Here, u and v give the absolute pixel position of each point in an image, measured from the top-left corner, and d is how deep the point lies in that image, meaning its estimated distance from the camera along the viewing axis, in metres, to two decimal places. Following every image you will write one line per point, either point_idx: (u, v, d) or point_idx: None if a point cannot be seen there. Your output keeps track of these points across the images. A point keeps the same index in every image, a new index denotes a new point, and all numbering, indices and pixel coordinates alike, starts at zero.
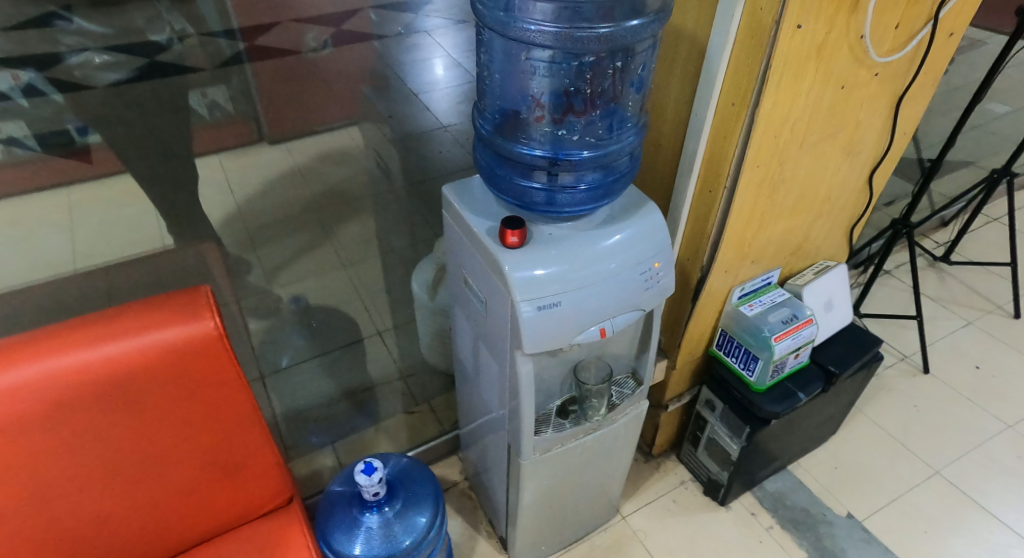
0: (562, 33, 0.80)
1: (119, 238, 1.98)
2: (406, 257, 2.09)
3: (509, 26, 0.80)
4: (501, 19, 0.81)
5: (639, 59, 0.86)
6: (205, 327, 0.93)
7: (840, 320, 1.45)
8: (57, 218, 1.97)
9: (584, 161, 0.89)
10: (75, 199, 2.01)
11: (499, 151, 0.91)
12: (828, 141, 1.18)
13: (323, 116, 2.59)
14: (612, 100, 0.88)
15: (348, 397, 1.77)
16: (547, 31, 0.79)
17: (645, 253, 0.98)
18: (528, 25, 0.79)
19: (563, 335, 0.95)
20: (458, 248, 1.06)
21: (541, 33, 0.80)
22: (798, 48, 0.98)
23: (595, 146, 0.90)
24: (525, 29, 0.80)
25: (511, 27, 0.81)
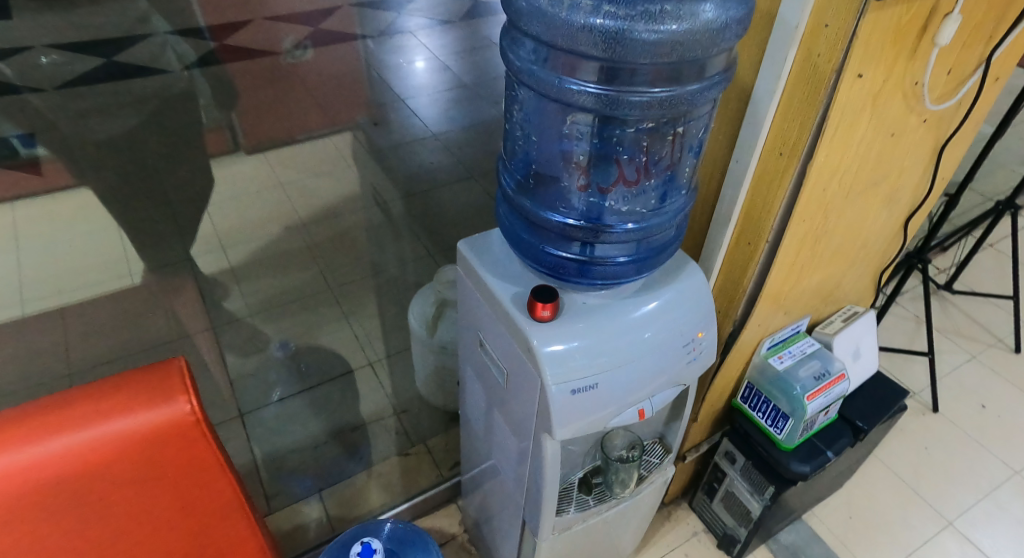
0: (608, 97, 0.66)
1: (82, 271, 1.93)
2: (396, 280, 1.95)
3: (548, 83, 0.67)
4: (537, 74, 0.67)
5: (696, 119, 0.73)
6: (180, 412, 0.81)
7: (866, 370, 1.38)
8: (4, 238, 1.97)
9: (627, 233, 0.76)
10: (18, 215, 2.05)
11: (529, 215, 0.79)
12: (872, 190, 1.08)
13: (304, 124, 2.44)
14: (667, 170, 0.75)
15: (335, 438, 1.59)
16: (591, 94, 0.66)
17: (688, 322, 0.88)
18: (568, 84, 0.66)
19: (598, 418, 0.84)
20: (472, 307, 0.95)
21: (583, 95, 0.66)
22: (855, 98, 0.88)
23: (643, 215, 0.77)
24: (565, 89, 0.66)
25: (548, 86, 0.67)
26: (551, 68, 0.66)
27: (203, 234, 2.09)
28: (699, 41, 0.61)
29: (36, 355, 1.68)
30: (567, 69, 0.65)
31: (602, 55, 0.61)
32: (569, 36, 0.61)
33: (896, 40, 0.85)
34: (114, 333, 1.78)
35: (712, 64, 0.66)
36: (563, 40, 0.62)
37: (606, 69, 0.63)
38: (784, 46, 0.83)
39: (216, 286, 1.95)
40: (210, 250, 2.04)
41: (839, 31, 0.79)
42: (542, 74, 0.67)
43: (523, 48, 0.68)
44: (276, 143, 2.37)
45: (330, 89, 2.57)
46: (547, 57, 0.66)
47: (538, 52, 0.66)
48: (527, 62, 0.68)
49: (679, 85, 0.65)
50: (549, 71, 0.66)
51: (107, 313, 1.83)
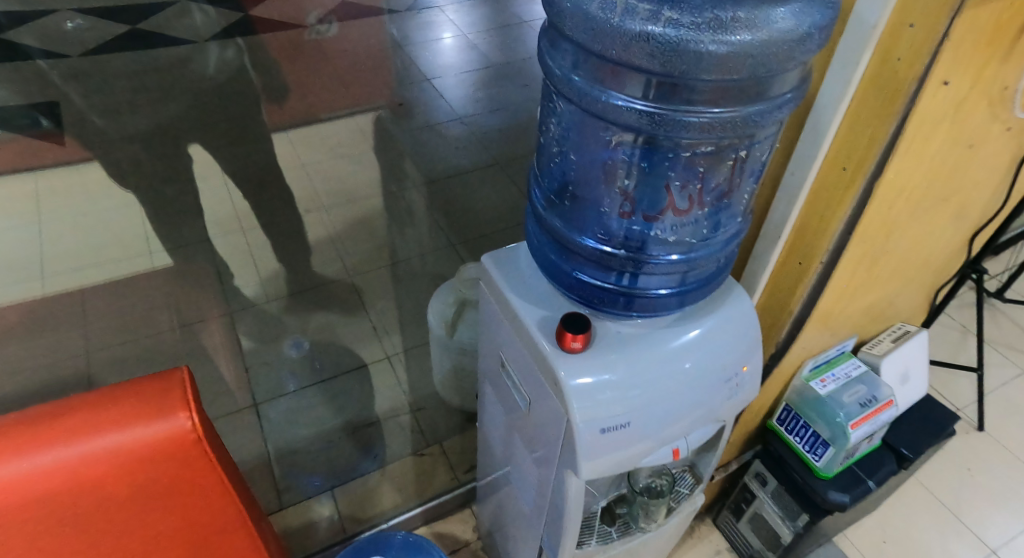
0: (658, 115, 0.58)
1: (99, 252, 1.93)
2: (416, 270, 1.88)
3: (590, 96, 0.59)
4: (580, 86, 0.60)
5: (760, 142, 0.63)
6: (177, 428, 0.76)
7: (914, 395, 1.32)
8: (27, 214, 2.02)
9: (672, 264, 0.68)
10: (40, 190, 2.09)
11: (561, 239, 0.71)
12: (940, 207, 0.99)
13: (327, 103, 2.37)
14: (724, 197, 0.66)
15: (349, 434, 1.52)
16: (637, 112, 0.58)
17: (732, 355, 0.80)
18: (613, 98, 0.58)
19: (628, 458, 0.77)
20: (493, 327, 0.88)
21: (629, 112, 0.58)
22: (936, 108, 0.78)
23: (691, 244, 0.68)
24: (614, 105, 0.58)
25: (591, 101, 0.60)
26: (596, 80, 0.58)
27: (221, 215, 2.04)
28: (774, 55, 0.53)
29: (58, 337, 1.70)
30: (612, 82, 0.57)
31: (659, 70, 0.53)
32: (621, 47, 0.53)
33: (988, 42, 0.75)
34: (130, 316, 1.76)
35: (780, 81, 0.58)
36: (614, 51, 0.54)
37: (662, 86, 0.55)
38: (858, 48, 0.73)
39: (233, 268, 1.90)
40: (227, 230, 2.01)
41: (925, 32, 0.70)
42: (585, 88, 0.59)
43: (564, 56, 0.61)
44: (298, 123, 2.32)
45: (354, 67, 2.50)
46: (591, 68, 0.59)
47: (581, 61, 0.59)
48: (568, 71, 0.61)
49: (746, 104, 0.57)
50: (592, 83, 0.59)
51: (124, 294, 1.82)
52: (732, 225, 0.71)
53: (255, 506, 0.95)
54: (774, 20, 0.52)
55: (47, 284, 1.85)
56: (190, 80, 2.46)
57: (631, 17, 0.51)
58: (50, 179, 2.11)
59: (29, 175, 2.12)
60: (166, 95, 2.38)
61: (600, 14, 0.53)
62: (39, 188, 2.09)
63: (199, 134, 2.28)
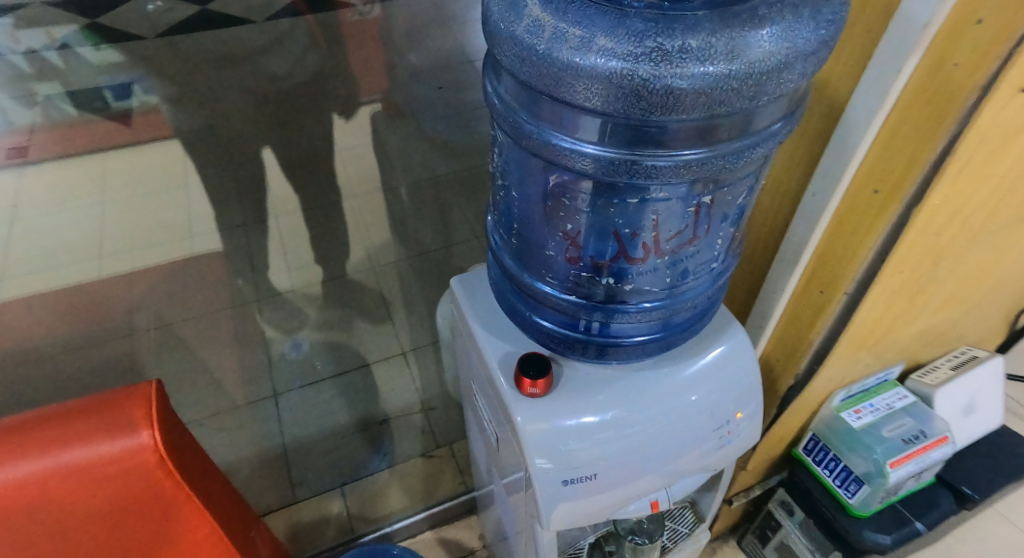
0: (610, 162, 0.47)
1: (145, 231, 1.92)
2: (439, 262, 1.83)
3: (530, 136, 0.49)
4: (516, 119, 0.50)
5: (740, 183, 0.53)
6: (140, 442, 0.74)
7: (982, 427, 1.16)
8: (89, 185, 2.02)
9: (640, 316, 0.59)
10: (109, 168, 2.09)
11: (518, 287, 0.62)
12: (1013, 229, 0.88)
13: (366, 88, 2.36)
14: (700, 246, 0.55)
15: (361, 430, 1.51)
16: (586, 158, 0.47)
17: (724, 400, 0.70)
18: (556, 140, 0.48)
19: (601, 512, 0.69)
20: (467, 355, 0.81)
21: (575, 157, 0.48)
22: (1001, 124, 0.68)
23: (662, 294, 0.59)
24: (553, 146, 0.49)
25: (532, 143, 0.50)
26: (532, 116, 0.49)
27: (256, 199, 2.04)
28: (744, 91, 0.43)
29: (93, 311, 1.72)
30: (554, 121, 0.47)
31: (604, 109, 0.43)
32: (551, 79, 0.44)
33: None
34: (170, 299, 1.76)
35: (761, 117, 0.47)
36: (546, 85, 0.45)
37: (606, 123, 0.46)
38: (905, 52, 0.62)
39: (262, 253, 1.89)
40: (260, 212, 2.00)
41: (994, 34, 0.59)
42: (522, 122, 0.50)
43: (500, 86, 0.52)
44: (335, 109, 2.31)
45: (397, 52, 2.48)
46: (529, 104, 0.49)
47: (514, 89, 0.49)
48: (506, 105, 0.51)
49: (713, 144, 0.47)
50: (531, 121, 0.49)
51: (155, 270, 1.82)
52: (717, 268, 0.60)
53: (242, 522, 0.92)
54: (740, 46, 0.41)
55: (106, 258, 1.86)
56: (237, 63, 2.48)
57: (559, 44, 0.42)
58: (118, 156, 2.12)
59: (99, 153, 2.12)
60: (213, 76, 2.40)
61: (526, 39, 0.44)
62: (106, 166, 2.09)
63: (240, 115, 2.28)
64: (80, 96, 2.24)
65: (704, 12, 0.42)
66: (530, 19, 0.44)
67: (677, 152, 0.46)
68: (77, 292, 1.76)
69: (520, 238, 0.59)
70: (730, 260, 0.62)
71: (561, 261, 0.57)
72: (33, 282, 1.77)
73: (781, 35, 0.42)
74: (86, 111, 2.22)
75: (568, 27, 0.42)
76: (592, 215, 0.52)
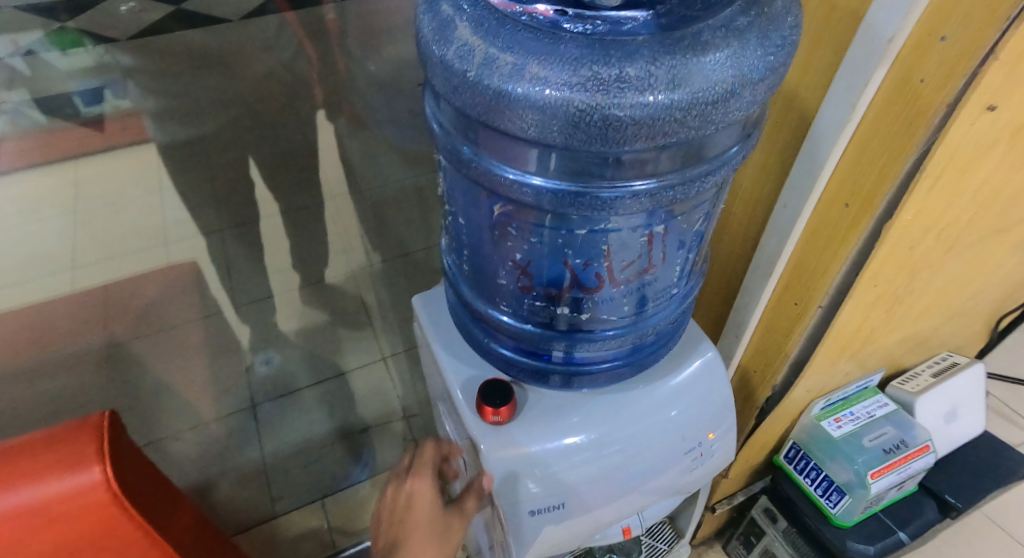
0: (554, 193, 0.46)
1: (122, 237, 1.89)
2: (420, 263, 1.79)
3: (473, 164, 0.48)
4: (458, 146, 0.49)
5: (698, 209, 0.51)
6: (92, 479, 0.65)
7: (962, 434, 1.19)
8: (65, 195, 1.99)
9: (599, 343, 0.58)
10: (82, 177, 2.05)
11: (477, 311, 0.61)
12: (988, 241, 0.93)
13: (347, 92, 2.35)
14: (659, 271, 0.54)
15: (341, 439, 1.47)
16: (530, 187, 0.46)
17: (695, 422, 0.68)
18: (499, 170, 0.47)
19: (572, 540, 0.67)
20: (430, 377, 0.78)
21: (519, 187, 0.46)
22: (974, 138, 0.68)
23: (619, 319, 0.58)
24: (494, 173, 0.47)
25: (475, 171, 0.48)
26: (474, 144, 0.47)
27: (229, 202, 1.98)
28: (688, 120, 0.40)
29: (65, 321, 1.68)
30: (495, 151, 0.46)
31: (541, 142, 0.42)
32: (484, 109, 0.42)
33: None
34: (145, 310, 1.71)
35: (712, 143, 0.45)
36: (482, 115, 0.43)
37: (546, 153, 0.44)
38: (870, 66, 0.61)
39: (238, 260, 1.83)
40: (235, 214, 1.95)
41: (959, 48, 0.58)
42: (461, 148, 0.48)
43: (441, 110, 0.50)
44: (310, 114, 2.27)
45: (378, 58, 2.50)
46: (470, 132, 0.47)
47: (452, 115, 0.48)
48: (448, 129, 0.50)
49: (662, 174, 0.45)
50: (473, 149, 0.48)
51: (128, 279, 1.78)
52: (677, 292, 0.59)
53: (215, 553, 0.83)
54: (683, 75, 0.39)
55: (80, 267, 1.81)
56: (211, 69, 2.44)
57: (489, 71, 0.40)
58: (92, 166, 2.07)
59: (71, 161, 2.10)
60: (188, 82, 2.38)
61: (455, 65, 0.42)
62: (82, 176, 2.05)
63: (217, 118, 2.24)
64: (51, 104, 2.29)
65: (644, 38, 0.40)
66: (460, 43, 0.42)
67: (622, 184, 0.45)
68: (50, 304, 1.71)
69: (474, 263, 0.58)
70: (694, 280, 0.61)
71: (514, 288, 0.56)
72: (10, 296, 1.72)
73: (727, 62, 0.40)
74: (56, 119, 2.23)
75: (499, 53, 0.40)
76: (540, 244, 0.51)
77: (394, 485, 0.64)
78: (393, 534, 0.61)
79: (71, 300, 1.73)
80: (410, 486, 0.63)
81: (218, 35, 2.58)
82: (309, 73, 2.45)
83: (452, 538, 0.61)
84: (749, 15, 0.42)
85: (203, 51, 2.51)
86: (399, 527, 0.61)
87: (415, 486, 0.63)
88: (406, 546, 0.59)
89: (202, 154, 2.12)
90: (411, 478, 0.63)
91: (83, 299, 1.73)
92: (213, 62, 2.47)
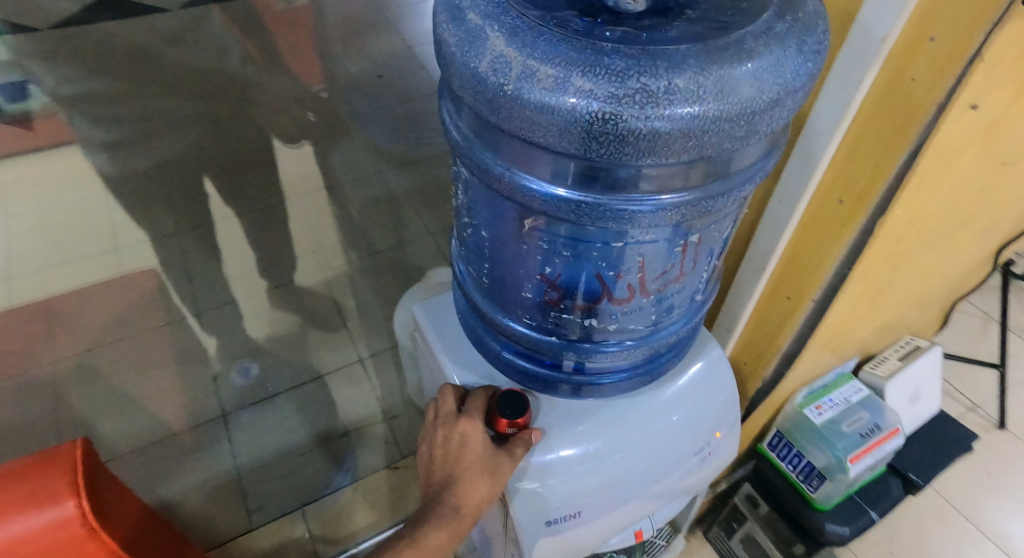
0: (584, 205, 0.45)
1: (66, 247, 1.80)
2: (391, 261, 1.76)
3: (499, 175, 0.47)
4: (483, 159, 0.47)
5: (723, 219, 0.52)
6: (65, 518, 0.59)
7: (925, 412, 1.25)
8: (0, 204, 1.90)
9: (617, 354, 0.58)
10: (12, 182, 1.96)
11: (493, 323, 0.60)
12: (956, 231, 0.97)
13: (304, 84, 2.28)
14: (681, 281, 0.54)
15: (319, 445, 1.44)
16: (560, 200, 0.45)
17: (703, 423, 0.69)
18: (526, 182, 0.45)
19: (585, 545, 0.67)
20: (433, 385, 0.77)
21: (547, 199, 0.45)
22: (959, 133, 0.70)
23: (637, 329, 0.58)
24: (520, 186, 0.46)
25: (500, 183, 0.47)
26: (499, 155, 0.46)
27: (185, 204, 1.91)
28: (728, 132, 0.40)
29: (12, 337, 1.59)
30: (524, 163, 0.45)
31: (579, 155, 0.41)
32: (520, 121, 0.41)
33: (1018, 63, 0.67)
34: (97, 322, 1.63)
35: (743, 154, 0.45)
36: (515, 128, 0.42)
37: (580, 166, 0.43)
38: (864, 66, 0.62)
39: (199, 263, 1.76)
40: (194, 217, 1.88)
41: (949, 50, 0.59)
42: (488, 161, 0.47)
43: (460, 118, 0.48)
44: (268, 111, 2.19)
45: (334, 50, 2.44)
46: (496, 143, 0.46)
47: (475, 125, 0.46)
48: (469, 139, 0.48)
49: (699, 185, 0.45)
50: (499, 160, 0.46)
51: (80, 290, 1.69)
52: (698, 299, 0.60)
53: None
54: (729, 85, 0.39)
55: (20, 279, 1.72)
56: (159, 69, 2.36)
57: (529, 84, 0.39)
58: (22, 170, 1.99)
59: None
60: (136, 88, 2.29)
61: (490, 77, 0.40)
62: (20, 184, 1.95)
63: (169, 119, 2.16)
64: None
65: (685, 47, 0.39)
66: (494, 53, 0.40)
67: (662, 196, 0.45)
68: None
69: (491, 276, 0.57)
70: (709, 288, 0.62)
71: (540, 301, 0.55)
72: None
73: (767, 72, 0.40)
74: None
75: (538, 65, 0.39)
76: (572, 258, 0.50)
77: (444, 426, 0.61)
78: (448, 474, 0.60)
79: (16, 314, 1.64)
80: (461, 429, 0.60)
81: (164, 33, 2.50)
82: (264, 67, 2.38)
83: (502, 477, 0.59)
84: (785, 22, 0.42)
85: (152, 52, 2.42)
86: (452, 469, 0.60)
87: (466, 428, 0.60)
88: (460, 481, 0.59)
89: (154, 155, 2.03)
90: (462, 420, 0.60)
91: (30, 313, 1.65)
92: (166, 66, 2.38)
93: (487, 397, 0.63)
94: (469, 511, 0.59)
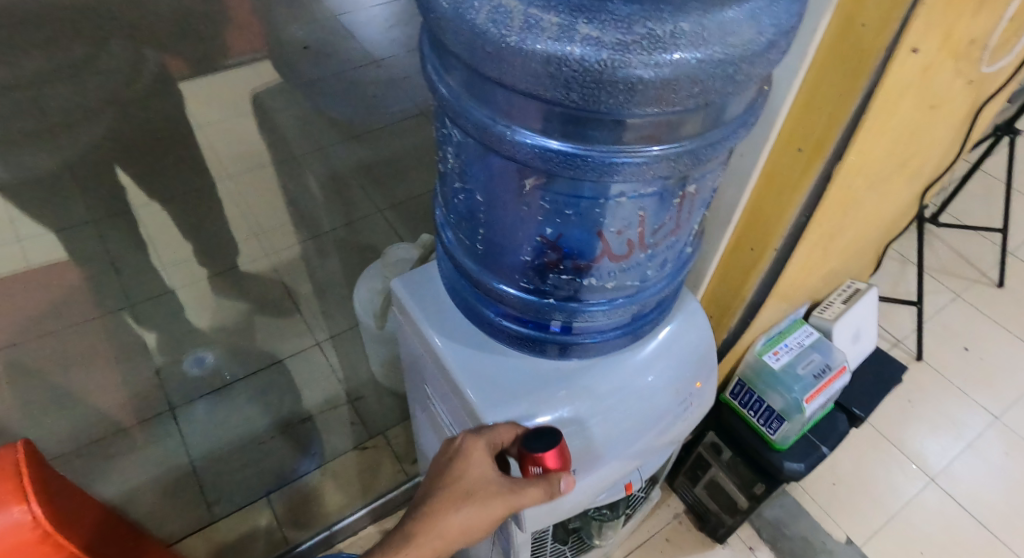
0: (583, 160, 0.45)
1: None
2: (339, 238, 1.70)
3: (493, 132, 0.46)
4: (477, 118, 0.46)
5: (709, 171, 0.53)
6: (10, 526, 0.54)
7: (865, 350, 1.33)
8: None
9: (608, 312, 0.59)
10: None
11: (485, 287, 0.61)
12: (893, 175, 1.02)
13: (224, 55, 2.14)
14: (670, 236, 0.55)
15: (281, 432, 1.39)
16: (558, 154, 0.45)
17: (684, 373, 0.69)
18: (524, 138, 0.45)
19: (580, 503, 0.66)
20: (414, 358, 0.75)
21: (545, 154, 0.45)
22: (902, 77, 0.73)
23: (625, 286, 0.59)
24: (516, 142, 0.45)
25: (494, 139, 0.46)
26: (494, 112, 0.45)
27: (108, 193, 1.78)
28: (726, 78, 0.41)
29: None
30: (523, 119, 0.44)
31: (582, 104, 0.40)
32: (521, 72, 0.40)
33: (951, 6, 0.70)
34: (19, 323, 1.51)
35: (734, 102, 0.46)
36: (515, 80, 0.41)
37: (579, 119, 0.43)
38: (819, 12, 0.62)
39: (131, 254, 1.66)
40: (119, 206, 1.76)
41: None
42: (483, 120, 0.46)
43: (450, 76, 0.47)
44: (189, 88, 2.05)
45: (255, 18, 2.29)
46: (490, 98, 0.45)
47: (469, 81, 0.45)
48: (461, 97, 0.47)
49: (694, 136, 0.46)
50: (494, 116, 0.45)
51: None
52: (685, 252, 0.62)
53: None
54: (728, 27, 0.39)
55: None
56: None
57: (534, 33, 0.38)
58: None
59: None
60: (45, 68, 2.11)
61: (490, 28, 0.39)
62: None
63: (79, 102, 2.00)
64: None
65: None
66: (493, 4, 0.39)
67: (662, 147, 0.45)
68: None
69: (485, 237, 0.58)
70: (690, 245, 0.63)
71: (538, 263, 0.57)
72: None
73: (761, 16, 0.41)
74: None
75: (541, 13, 0.38)
76: (572, 218, 0.52)
77: (453, 437, 0.61)
78: (434, 491, 0.59)
79: None
80: (462, 442, 0.59)
81: None
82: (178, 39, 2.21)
83: (482, 503, 0.57)
84: None
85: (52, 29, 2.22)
86: (435, 482, 0.59)
87: (468, 443, 0.59)
88: (434, 496, 0.58)
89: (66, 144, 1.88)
90: (472, 436, 0.59)
91: None
92: None
93: (512, 431, 0.59)
94: (429, 537, 0.57)
